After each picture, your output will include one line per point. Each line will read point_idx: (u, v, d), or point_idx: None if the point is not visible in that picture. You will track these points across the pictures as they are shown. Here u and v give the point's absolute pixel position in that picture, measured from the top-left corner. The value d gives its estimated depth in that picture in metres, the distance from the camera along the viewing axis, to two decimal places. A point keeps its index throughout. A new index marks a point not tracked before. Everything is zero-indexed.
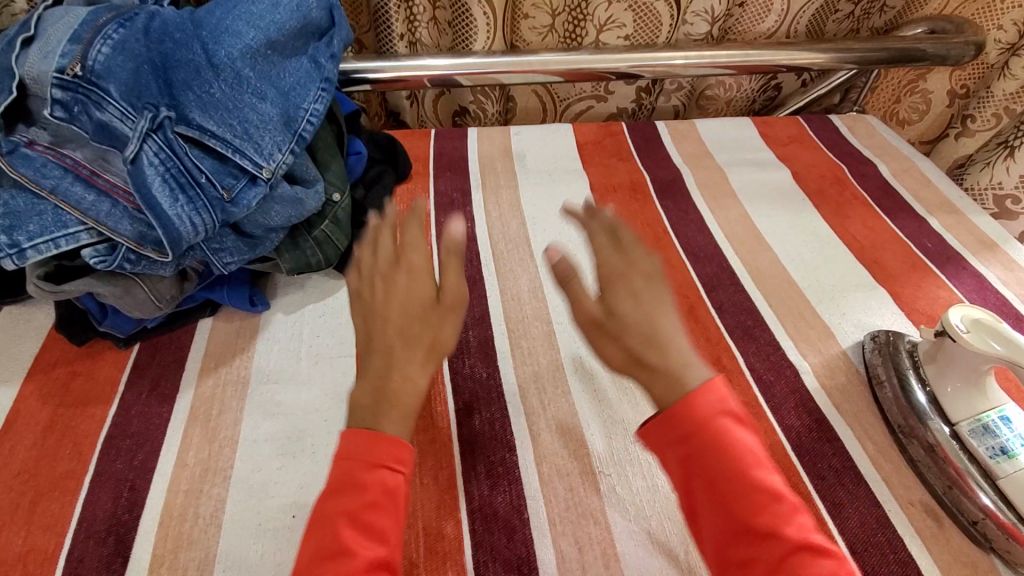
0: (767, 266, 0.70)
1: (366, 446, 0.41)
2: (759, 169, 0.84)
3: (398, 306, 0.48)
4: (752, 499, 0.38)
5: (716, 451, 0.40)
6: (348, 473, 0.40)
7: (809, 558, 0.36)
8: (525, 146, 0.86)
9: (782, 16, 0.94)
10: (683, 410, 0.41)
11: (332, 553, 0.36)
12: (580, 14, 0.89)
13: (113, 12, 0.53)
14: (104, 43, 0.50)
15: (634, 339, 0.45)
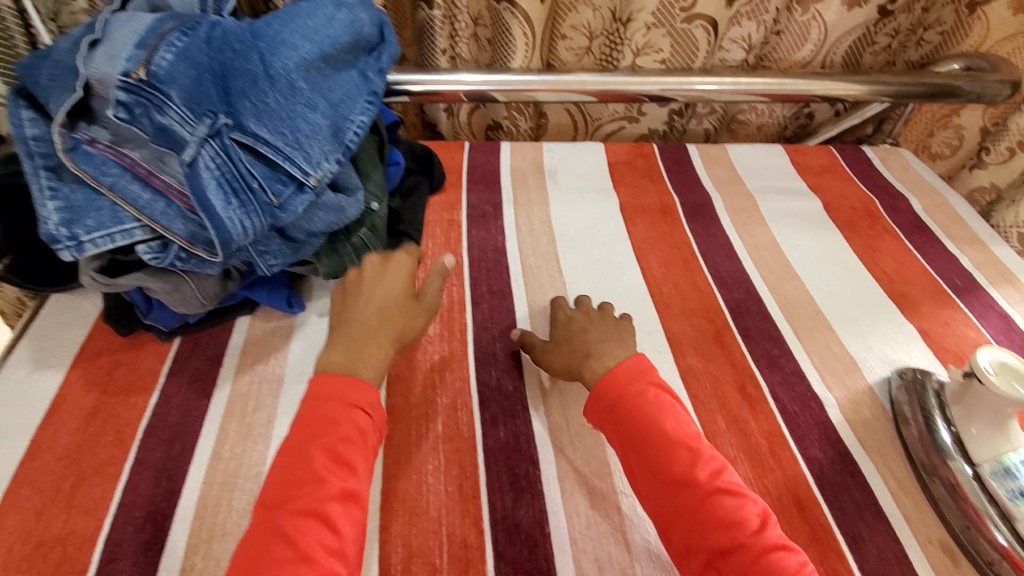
0: (795, 295, 0.71)
1: (334, 390, 0.48)
2: (788, 197, 0.84)
3: (367, 307, 0.56)
4: (668, 454, 0.47)
5: (637, 416, 0.50)
6: (330, 412, 0.47)
7: (720, 493, 0.45)
8: (557, 163, 0.87)
9: (817, 45, 0.94)
10: (607, 386, 0.52)
11: (308, 478, 0.44)
12: (617, 38, 0.91)
13: (178, 21, 0.55)
14: (168, 50, 0.52)
15: (566, 355, 0.58)
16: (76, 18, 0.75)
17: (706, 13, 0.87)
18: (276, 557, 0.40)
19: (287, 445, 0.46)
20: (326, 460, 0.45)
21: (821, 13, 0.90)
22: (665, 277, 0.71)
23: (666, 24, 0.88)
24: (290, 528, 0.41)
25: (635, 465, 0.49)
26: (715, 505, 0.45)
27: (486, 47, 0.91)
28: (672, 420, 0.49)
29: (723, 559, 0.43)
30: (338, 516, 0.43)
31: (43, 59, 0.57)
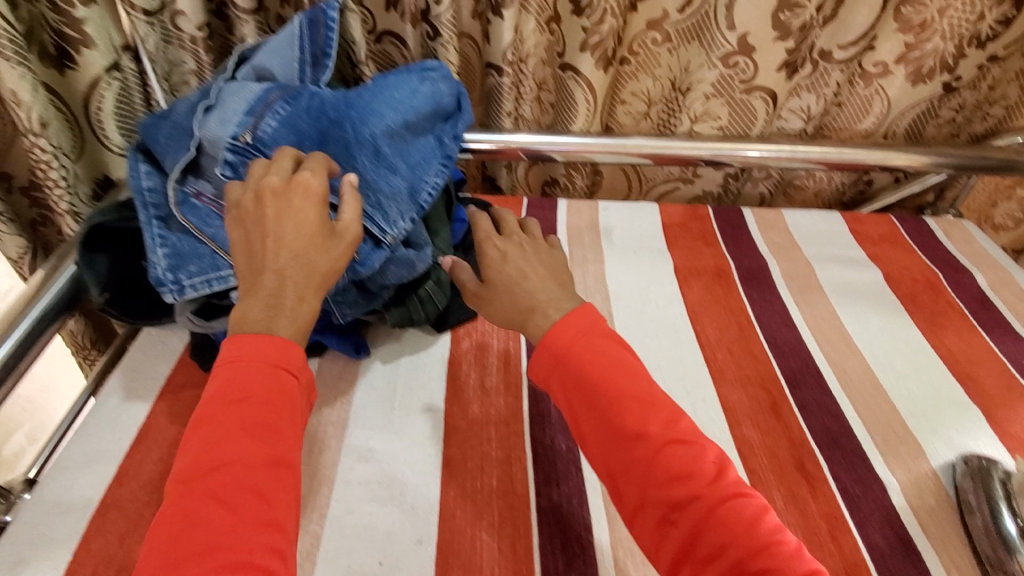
0: (855, 369, 0.70)
1: (251, 352, 0.47)
2: (847, 266, 0.84)
3: (277, 249, 0.50)
4: (620, 410, 0.49)
5: (586, 369, 0.51)
6: (250, 373, 0.46)
7: (673, 444, 0.47)
8: (612, 222, 0.90)
9: (881, 118, 0.95)
10: (553, 339, 0.53)
11: (232, 445, 0.44)
12: (675, 105, 0.95)
13: (281, 90, 0.61)
14: (273, 118, 0.59)
15: (506, 294, 0.59)
16: (185, 78, 0.82)
17: (766, 86, 0.89)
18: (206, 524, 0.40)
19: (206, 411, 0.45)
20: (251, 425, 0.44)
21: (884, 87, 0.91)
22: (719, 342, 0.71)
23: (725, 94, 0.90)
24: (217, 496, 0.41)
25: (587, 422, 0.50)
26: (667, 457, 0.46)
27: (549, 109, 0.97)
28: (621, 374, 0.51)
29: (678, 512, 0.44)
30: (268, 481, 0.43)
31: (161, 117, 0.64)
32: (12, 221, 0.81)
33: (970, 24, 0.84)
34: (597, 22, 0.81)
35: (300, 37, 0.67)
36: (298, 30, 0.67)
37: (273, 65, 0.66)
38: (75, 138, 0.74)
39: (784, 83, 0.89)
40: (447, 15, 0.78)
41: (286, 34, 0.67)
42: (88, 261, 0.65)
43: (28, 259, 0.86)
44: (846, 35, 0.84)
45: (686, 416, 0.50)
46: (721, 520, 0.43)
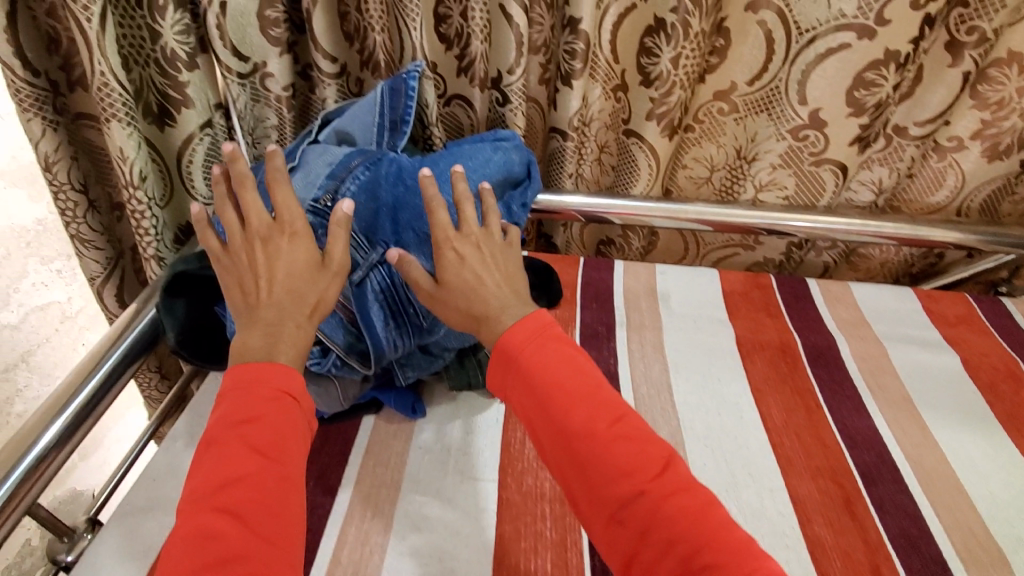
0: (933, 465, 0.65)
1: (257, 378, 0.50)
2: (921, 348, 0.80)
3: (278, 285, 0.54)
4: (568, 410, 0.49)
5: (532, 371, 0.52)
6: (256, 396, 0.49)
7: (620, 440, 0.47)
8: (671, 287, 0.89)
9: (954, 193, 0.92)
10: (506, 339, 0.54)
11: (239, 465, 0.45)
12: (739, 173, 0.94)
13: (360, 156, 0.65)
14: (354, 182, 0.62)
15: (463, 301, 0.56)
16: (267, 132, 0.86)
17: (837, 159, 0.87)
18: (220, 540, 0.42)
19: (213, 434, 0.47)
20: (257, 445, 0.46)
21: (958, 161, 0.88)
22: (785, 425, 0.68)
23: (794, 165, 0.89)
24: (231, 511, 0.43)
25: (539, 423, 0.50)
26: (614, 453, 0.46)
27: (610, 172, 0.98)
28: (570, 374, 0.51)
29: (627, 509, 0.45)
30: (278, 497, 0.45)
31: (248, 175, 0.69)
32: (101, 249, 0.83)
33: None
34: (667, 93, 0.81)
35: (378, 103, 0.71)
36: (376, 98, 0.71)
37: (354, 130, 0.71)
38: (166, 187, 0.80)
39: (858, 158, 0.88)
40: (518, 83, 0.81)
41: (366, 100, 0.71)
42: (167, 306, 0.69)
43: (102, 279, 0.86)
44: (922, 112, 0.84)
45: (632, 414, 0.50)
46: (669, 516, 0.43)
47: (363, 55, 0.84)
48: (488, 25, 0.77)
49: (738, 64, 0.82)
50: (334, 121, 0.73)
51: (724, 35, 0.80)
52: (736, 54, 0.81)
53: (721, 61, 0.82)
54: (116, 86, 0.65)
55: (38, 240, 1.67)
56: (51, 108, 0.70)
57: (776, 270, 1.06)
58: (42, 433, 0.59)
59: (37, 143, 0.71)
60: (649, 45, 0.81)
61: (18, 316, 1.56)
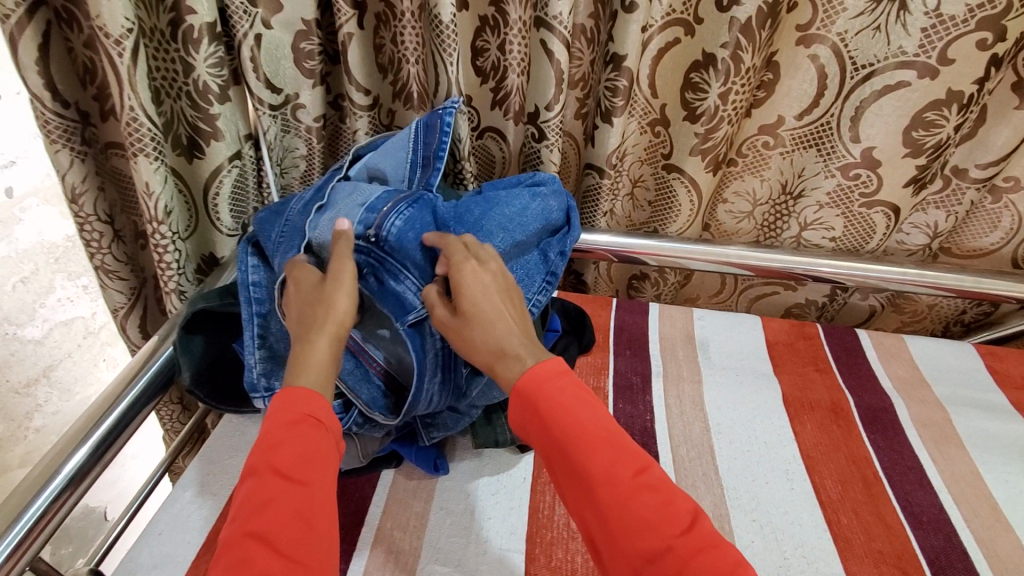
0: (1009, 553, 0.58)
1: (288, 402, 0.48)
2: (988, 414, 0.73)
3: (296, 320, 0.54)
4: (587, 456, 0.43)
5: (551, 411, 0.46)
6: (281, 422, 0.46)
7: (645, 492, 0.42)
8: (709, 334, 0.83)
9: (1009, 235, 0.85)
10: (521, 383, 0.48)
11: (270, 491, 0.43)
12: (784, 209, 0.88)
13: (395, 197, 0.61)
14: (397, 217, 0.59)
15: (483, 336, 0.51)
16: (296, 162, 0.85)
17: (890, 201, 0.82)
18: (248, 566, 0.39)
19: (248, 465, 0.45)
20: (285, 468, 0.44)
21: (1015, 203, 0.82)
22: (840, 499, 0.62)
23: (842, 206, 0.84)
24: (258, 536, 0.41)
25: (558, 470, 0.45)
26: (638, 507, 0.41)
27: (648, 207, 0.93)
28: (591, 417, 0.46)
29: (652, 567, 0.39)
30: (308, 523, 0.42)
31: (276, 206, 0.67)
32: (125, 278, 0.82)
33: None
34: (714, 128, 0.77)
35: (415, 142, 0.69)
36: (415, 136, 0.69)
37: (389, 166, 0.69)
38: (192, 219, 0.79)
39: (910, 200, 0.82)
40: (555, 120, 0.77)
41: (402, 137, 0.70)
42: (184, 342, 0.66)
43: (125, 310, 0.86)
44: (985, 155, 0.77)
45: (658, 464, 0.44)
46: None
47: (396, 86, 0.81)
48: (526, 60, 0.75)
49: (786, 97, 0.76)
50: (365, 155, 0.71)
51: (773, 68, 0.75)
52: (784, 88, 0.76)
53: (769, 95, 0.77)
54: (144, 122, 0.64)
55: (67, 256, 1.52)
56: (79, 139, 0.70)
57: (816, 313, 1.00)
58: (60, 467, 0.57)
59: (66, 176, 0.70)
60: (696, 81, 0.76)
61: (42, 331, 1.55)
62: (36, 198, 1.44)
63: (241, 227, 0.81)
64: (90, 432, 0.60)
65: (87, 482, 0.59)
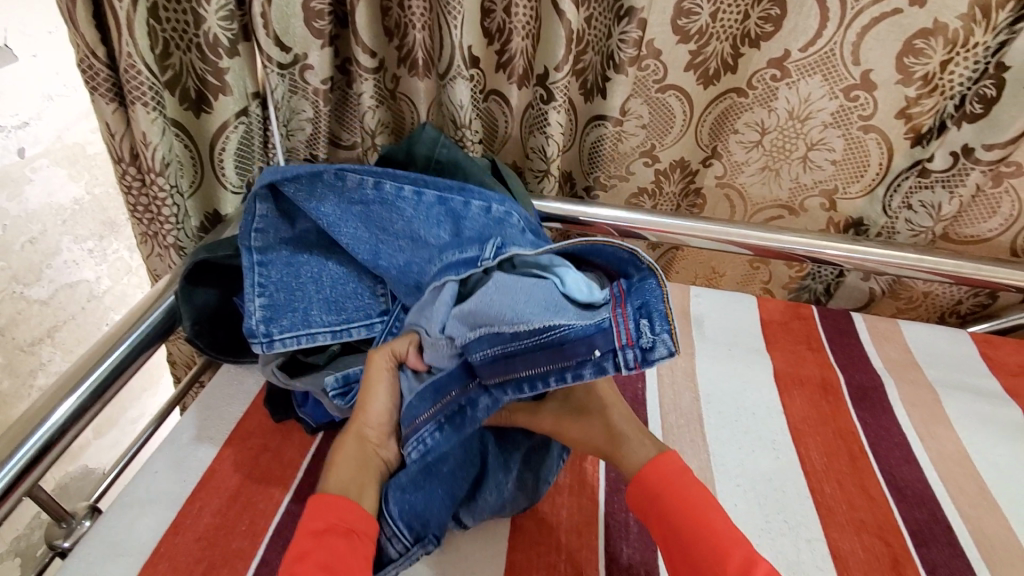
0: (996, 533, 0.59)
1: (318, 514, 0.49)
2: (981, 399, 0.73)
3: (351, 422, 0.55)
4: (708, 549, 0.49)
5: (676, 504, 0.52)
6: (310, 532, 0.47)
7: None
8: (705, 311, 0.84)
9: (1007, 222, 0.86)
10: (647, 473, 0.54)
11: None
12: (793, 132, 0.86)
13: (441, 400, 0.54)
14: (419, 444, 0.54)
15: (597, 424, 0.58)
16: (302, 125, 0.87)
17: (883, 129, 0.82)
18: None
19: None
20: None
21: (1016, 187, 0.82)
22: (826, 472, 0.63)
23: (843, 126, 0.83)
24: None
25: (676, 555, 0.50)
26: None
27: (637, 132, 0.89)
28: (714, 513, 0.51)
29: None
30: None
31: (335, 209, 0.58)
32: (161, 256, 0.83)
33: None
34: (705, 45, 0.79)
35: (524, 335, 0.49)
36: (524, 333, 0.49)
37: (484, 318, 0.50)
38: (196, 174, 0.80)
39: (908, 149, 0.84)
40: (563, 82, 0.78)
41: (538, 307, 0.49)
42: (186, 293, 0.67)
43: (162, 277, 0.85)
44: (998, 136, 0.76)
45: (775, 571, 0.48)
46: None
47: (401, 51, 0.81)
48: (533, 24, 0.77)
49: (792, 33, 0.77)
50: (499, 273, 0.53)
51: (779, 5, 0.75)
52: (790, 24, 0.76)
53: (777, 30, 0.77)
54: (141, 69, 0.65)
55: (74, 219, 1.62)
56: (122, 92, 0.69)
57: (813, 283, 1.00)
58: (47, 417, 0.57)
59: (117, 137, 0.70)
60: (689, 7, 0.76)
61: (48, 291, 1.55)
62: (47, 159, 1.60)
63: (246, 185, 0.83)
64: (84, 379, 0.61)
65: (86, 421, 0.60)
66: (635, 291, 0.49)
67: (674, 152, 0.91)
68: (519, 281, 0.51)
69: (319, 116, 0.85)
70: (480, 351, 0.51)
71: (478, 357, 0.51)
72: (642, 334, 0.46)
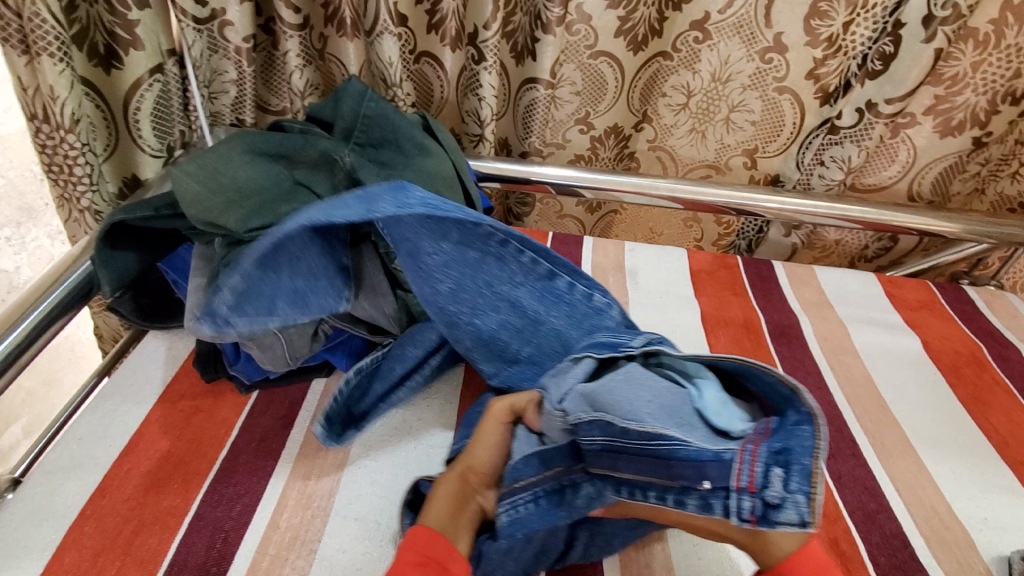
0: (895, 443, 0.63)
1: (415, 542, 0.45)
2: (886, 331, 0.79)
3: (464, 467, 0.52)
4: None
5: None
6: (404, 564, 0.43)
7: None
8: (639, 264, 0.87)
9: (904, 169, 0.93)
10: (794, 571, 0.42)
11: None
12: (715, 96, 0.90)
13: (548, 472, 0.50)
14: (513, 507, 0.49)
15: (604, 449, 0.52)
16: (225, 87, 0.82)
17: (795, 88, 0.87)
18: None
19: None
20: None
21: (911, 137, 0.89)
22: None
23: (760, 87, 0.88)
24: None
25: None
26: None
27: (572, 99, 0.91)
28: None
29: None
30: None
31: (451, 291, 0.56)
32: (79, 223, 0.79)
33: (1005, 79, 0.82)
34: (632, 11, 0.81)
35: (634, 435, 0.45)
36: (636, 433, 0.45)
37: (604, 404, 0.47)
38: (111, 136, 0.77)
39: (818, 109, 0.90)
40: (493, 40, 0.79)
41: (664, 416, 0.46)
42: (105, 256, 0.63)
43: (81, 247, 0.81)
44: (895, 90, 0.81)
45: None
46: None
47: (328, 9, 0.79)
48: None
49: None
50: (634, 366, 0.50)
51: None
52: None
53: None
54: (46, 18, 0.61)
55: None
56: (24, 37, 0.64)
57: (739, 240, 1.07)
58: None
59: (29, 91, 0.67)
60: None
61: None
62: None
63: (166, 149, 0.80)
64: None
65: None
66: (777, 435, 0.44)
67: (608, 119, 0.93)
68: (656, 381, 0.48)
69: (244, 76, 0.82)
70: (589, 437, 0.47)
71: (586, 442, 0.47)
72: (770, 486, 0.42)
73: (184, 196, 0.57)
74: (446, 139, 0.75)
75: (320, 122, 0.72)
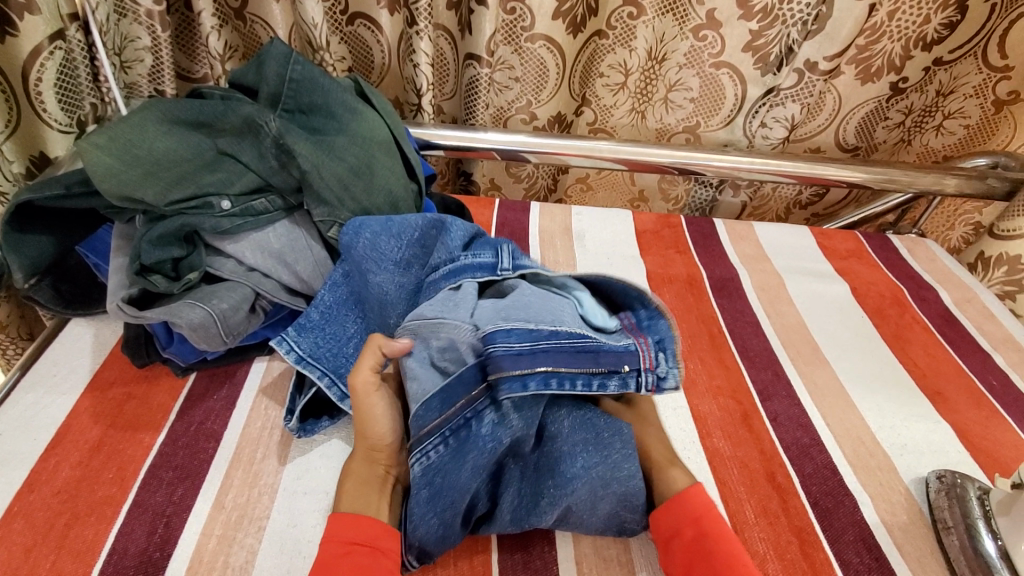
0: (825, 383, 0.67)
1: (333, 533, 0.45)
2: (818, 279, 0.83)
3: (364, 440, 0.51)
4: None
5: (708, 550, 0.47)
6: (328, 556, 0.43)
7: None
8: (586, 227, 0.88)
9: (831, 117, 0.96)
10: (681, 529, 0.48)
11: None
12: (652, 74, 0.92)
13: (451, 409, 0.49)
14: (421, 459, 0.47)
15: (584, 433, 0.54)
16: (139, 54, 0.79)
17: (734, 64, 0.88)
18: None
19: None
20: None
21: (835, 85, 0.92)
22: (689, 352, 0.70)
23: (697, 66, 0.89)
24: None
25: None
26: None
27: (512, 85, 0.90)
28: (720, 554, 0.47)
29: None
30: None
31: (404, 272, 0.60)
32: None
33: (915, 26, 0.84)
34: None
35: (549, 335, 0.49)
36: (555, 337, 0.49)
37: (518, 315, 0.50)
38: (10, 112, 0.68)
39: (760, 80, 0.90)
40: (424, 4, 0.76)
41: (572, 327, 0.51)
42: (14, 243, 0.58)
43: None
44: (831, 46, 0.85)
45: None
46: None
47: None
48: None
49: None
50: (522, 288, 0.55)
51: None
52: None
53: None
54: None
55: None
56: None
57: (692, 209, 1.10)
58: None
59: None
60: None
61: None
62: None
63: (76, 123, 0.74)
64: None
65: None
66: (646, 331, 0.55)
67: (550, 108, 0.93)
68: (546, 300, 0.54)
69: (156, 37, 0.78)
70: (505, 342, 0.48)
71: (502, 347, 0.48)
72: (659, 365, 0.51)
73: (96, 170, 0.53)
74: (381, 104, 0.73)
75: (243, 88, 0.67)
